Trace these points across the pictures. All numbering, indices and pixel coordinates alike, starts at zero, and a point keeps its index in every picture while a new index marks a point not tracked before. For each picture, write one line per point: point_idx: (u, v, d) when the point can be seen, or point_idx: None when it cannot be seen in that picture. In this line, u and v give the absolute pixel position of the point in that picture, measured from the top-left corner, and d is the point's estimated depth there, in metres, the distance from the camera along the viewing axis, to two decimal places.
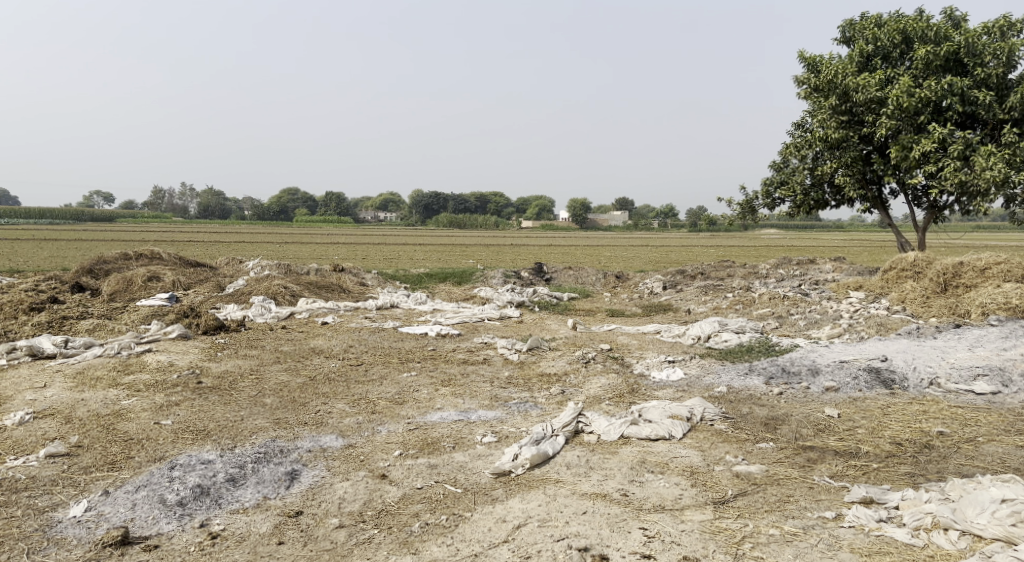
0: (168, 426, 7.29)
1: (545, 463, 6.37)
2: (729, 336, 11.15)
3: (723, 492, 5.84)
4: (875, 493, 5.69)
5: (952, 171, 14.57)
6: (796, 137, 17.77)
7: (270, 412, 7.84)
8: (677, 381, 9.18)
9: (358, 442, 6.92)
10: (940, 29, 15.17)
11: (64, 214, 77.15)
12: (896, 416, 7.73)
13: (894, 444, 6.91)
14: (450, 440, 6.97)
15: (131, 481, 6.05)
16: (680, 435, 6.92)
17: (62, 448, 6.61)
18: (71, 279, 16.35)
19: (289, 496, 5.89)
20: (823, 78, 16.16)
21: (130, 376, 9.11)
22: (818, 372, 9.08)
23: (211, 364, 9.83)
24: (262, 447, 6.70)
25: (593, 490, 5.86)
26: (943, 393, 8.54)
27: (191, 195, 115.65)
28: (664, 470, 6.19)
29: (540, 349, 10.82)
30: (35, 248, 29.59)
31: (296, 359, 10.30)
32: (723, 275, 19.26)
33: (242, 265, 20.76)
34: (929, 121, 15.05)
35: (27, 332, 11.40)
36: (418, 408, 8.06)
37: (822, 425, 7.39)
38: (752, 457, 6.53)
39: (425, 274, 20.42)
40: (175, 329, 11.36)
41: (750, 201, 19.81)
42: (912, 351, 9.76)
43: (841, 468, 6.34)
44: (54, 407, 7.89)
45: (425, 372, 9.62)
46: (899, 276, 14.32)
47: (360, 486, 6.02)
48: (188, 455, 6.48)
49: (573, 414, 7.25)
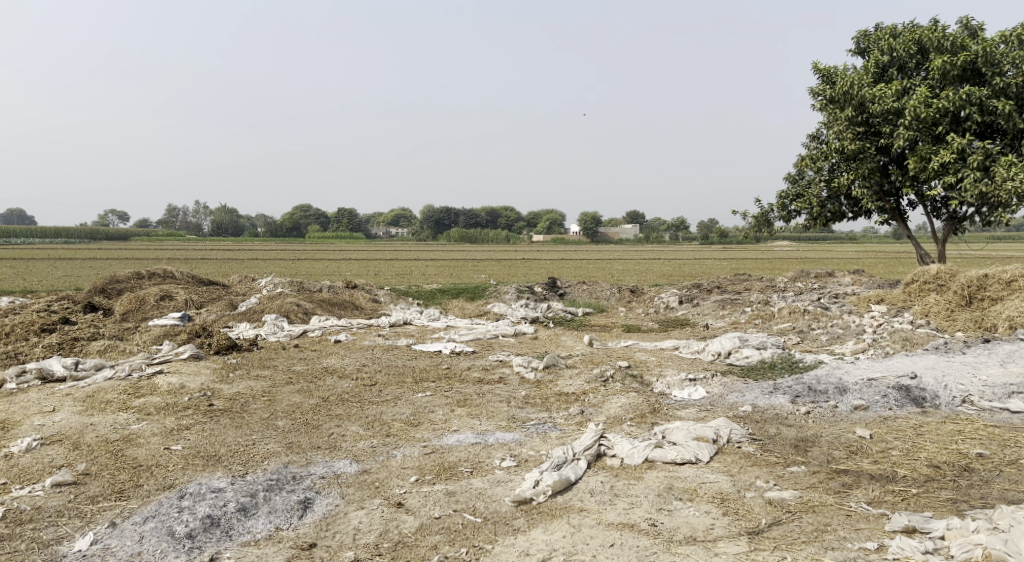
0: (178, 452, 7.09)
1: (568, 489, 6.11)
2: (751, 353, 10.87)
3: (757, 521, 5.57)
4: (918, 522, 5.41)
5: (972, 182, 14.24)
6: (811, 149, 17.50)
7: (283, 436, 7.63)
8: (699, 400, 8.91)
9: (373, 468, 6.69)
10: (957, 39, 14.92)
11: (81, 233, 77.83)
12: (931, 437, 7.43)
13: (932, 467, 6.61)
14: (468, 465, 6.73)
15: (139, 512, 5.84)
16: (707, 459, 6.66)
17: (68, 477, 6.41)
18: (83, 299, 16.26)
19: (302, 527, 5.68)
20: (838, 89, 15.91)
21: (140, 399, 8.92)
22: (845, 390, 8.78)
23: (223, 387, 9.61)
24: (274, 474, 6.48)
25: (619, 519, 5.60)
26: (977, 411, 8.24)
27: (204, 213, 116.70)
28: (693, 497, 5.92)
29: (556, 367, 10.57)
30: (49, 268, 29.54)
31: (309, 380, 10.07)
32: (740, 289, 18.95)
33: (254, 283, 20.64)
34: (947, 132, 14.78)
35: (38, 354, 11.27)
36: (434, 430, 7.82)
37: (855, 447, 7.10)
38: (783, 482, 6.25)
39: (438, 289, 20.23)
40: (187, 349, 11.20)
41: (765, 213, 19.53)
42: (942, 367, 9.44)
43: (879, 494, 6.05)
44: (62, 433, 7.71)
45: (440, 392, 9.37)
46: (922, 289, 14.00)
47: (376, 515, 5.79)
48: (198, 483, 6.27)
49: (595, 436, 6.98)
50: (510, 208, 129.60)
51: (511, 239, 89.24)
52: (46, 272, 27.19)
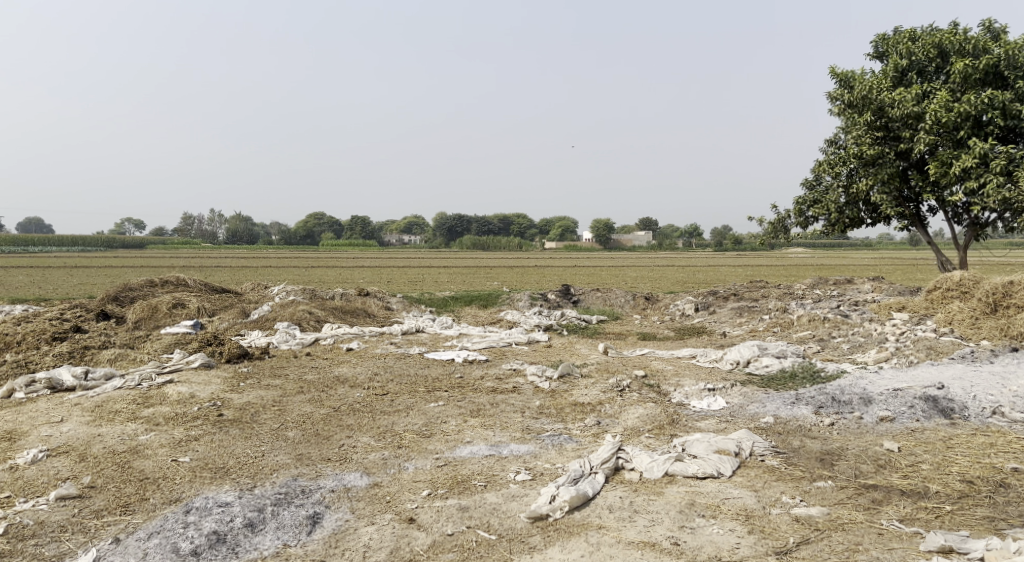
0: (186, 464, 6.93)
1: (585, 505, 5.89)
2: (771, 362, 10.62)
3: (784, 539, 5.35)
4: (954, 542, 5.20)
5: (995, 187, 13.89)
6: (829, 154, 17.23)
7: (293, 447, 7.46)
8: (719, 411, 8.66)
9: (384, 481, 6.49)
10: (979, 42, 14.62)
11: (98, 242, 78.15)
12: (962, 450, 7.16)
13: (965, 483, 6.34)
14: (482, 478, 6.52)
15: (143, 527, 5.70)
16: (729, 473, 6.43)
17: (73, 490, 6.25)
18: (96, 307, 16.21)
19: (310, 544, 5.53)
20: (856, 93, 15.65)
21: (149, 409, 8.78)
22: (870, 401, 8.51)
23: (233, 396, 9.44)
24: (283, 487, 6.31)
25: (640, 538, 5.40)
26: (1008, 423, 7.96)
27: (220, 221, 117.36)
28: (716, 513, 5.70)
29: (571, 376, 10.36)
30: (65, 277, 29.51)
31: (320, 390, 9.90)
32: (757, 296, 18.63)
33: (267, 291, 20.55)
34: (969, 136, 14.46)
35: (48, 364, 11.17)
36: (447, 441, 7.62)
37: (883, 460, 6.83)
38: (810, 498, 6.01)
39: (451, 296, 20.06)
40: (198, 358, 11.05)
41: (781, 219, 19.25)
42: (970, 377, 9.14)
43: (911, 511, 5.80)
44: (68, 444, 7.57)
45: (453, 402, 9.17)
46: (945, 297, 13.68)
47: (387, 532, 5.61)
48: (205, 497, 6.11)
49: (612, 448, 6.75)
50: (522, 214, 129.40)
51: (523, 246, 89.04)
52: (62, 281, 27.16)
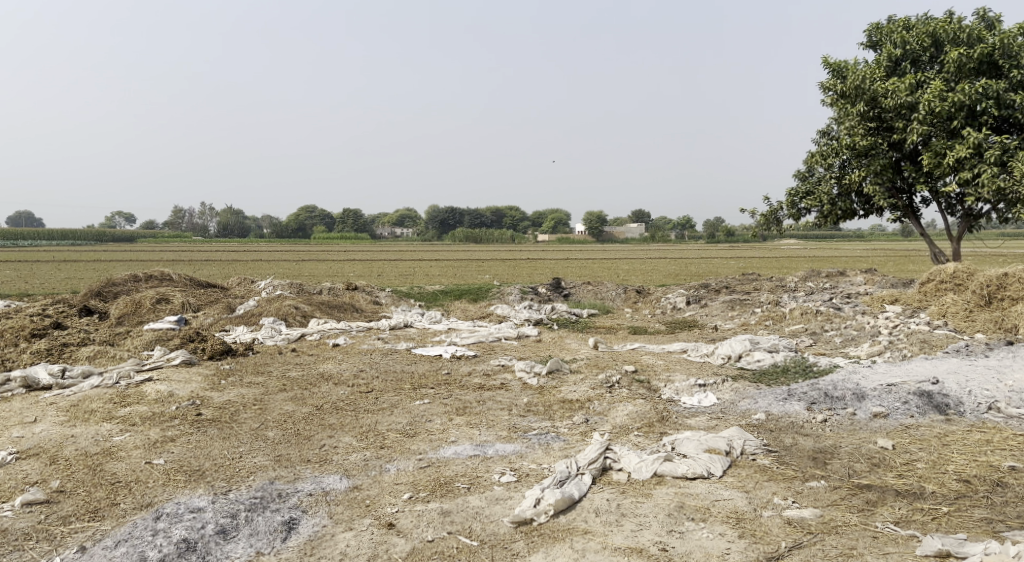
0: (160, 466, 6.70)
1: (571, 508, 5.69)
2: (762, 356, 10.44)
3: (776, 544, 5.18)
4: (953, 546, 5.04)
5: (990, 177, 13.72)
6: (821, 145, 17.06)
7: (272, 448, 7.24)
8: (709, 408, 8.49)
9: (364, 484, 6.28)
10: (973, 31, 14.43)
11: (86, 234, 77.56)
12: (958, 448, 6.99)
13: (962, 483, 6.17)
14: (465, 480, 6.32)
15: (111, 534, 5.49)
16: (720, 473, 6.24)
17: (40, 495, 6.03)
18: (78, 302, 15.88)
19: (284, 552, 5.32)
20: (849, 84, 15.48)
21: (126, 409, 8.54)
22: (864, 397, 8.34)
23: (213, 395, 9.19)
24: (259, 491, 6.09)
25: (627, 543, 5.22)
26: (1004, 419, 7.80)
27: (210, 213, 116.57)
28: (706, 517, 5.51)
29: (560, 372, 10.15)
30: (51, 270, 29.06)
31: (303, 388, 9.67)
32: (749, 289, 18.41)
33: (255, 286, 20.20)
34: (963, 126, 14.28)
35: (25, 361, 10.91)
36: (431, 441, 7.41)
37: (877, 459, 6.65)
38: (803, 499, 5.83)
39: (441, 290, 19.79)
40: (179, 355, 10.80)
41: (773, 211, 19.03)
42: (965, 371, 9.00)
43: (907, 513, 5.63)
44: (39, 446, 7.34)
45: (438, 400, 8.95)
46: (938, 289, 13.51)
47: (364, 538, 5.41)
48: (177, 502, 5.89)
49: (600, 448, 6.55)
50: (514, 207, 128.63)
51: (516, 238, 88.80)
52: (47, 275, 26.79)
